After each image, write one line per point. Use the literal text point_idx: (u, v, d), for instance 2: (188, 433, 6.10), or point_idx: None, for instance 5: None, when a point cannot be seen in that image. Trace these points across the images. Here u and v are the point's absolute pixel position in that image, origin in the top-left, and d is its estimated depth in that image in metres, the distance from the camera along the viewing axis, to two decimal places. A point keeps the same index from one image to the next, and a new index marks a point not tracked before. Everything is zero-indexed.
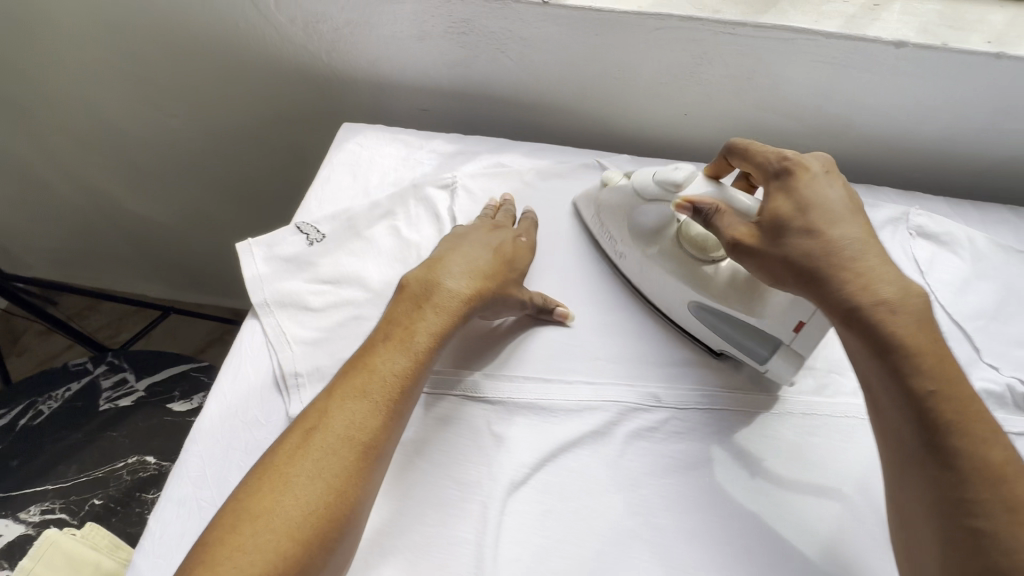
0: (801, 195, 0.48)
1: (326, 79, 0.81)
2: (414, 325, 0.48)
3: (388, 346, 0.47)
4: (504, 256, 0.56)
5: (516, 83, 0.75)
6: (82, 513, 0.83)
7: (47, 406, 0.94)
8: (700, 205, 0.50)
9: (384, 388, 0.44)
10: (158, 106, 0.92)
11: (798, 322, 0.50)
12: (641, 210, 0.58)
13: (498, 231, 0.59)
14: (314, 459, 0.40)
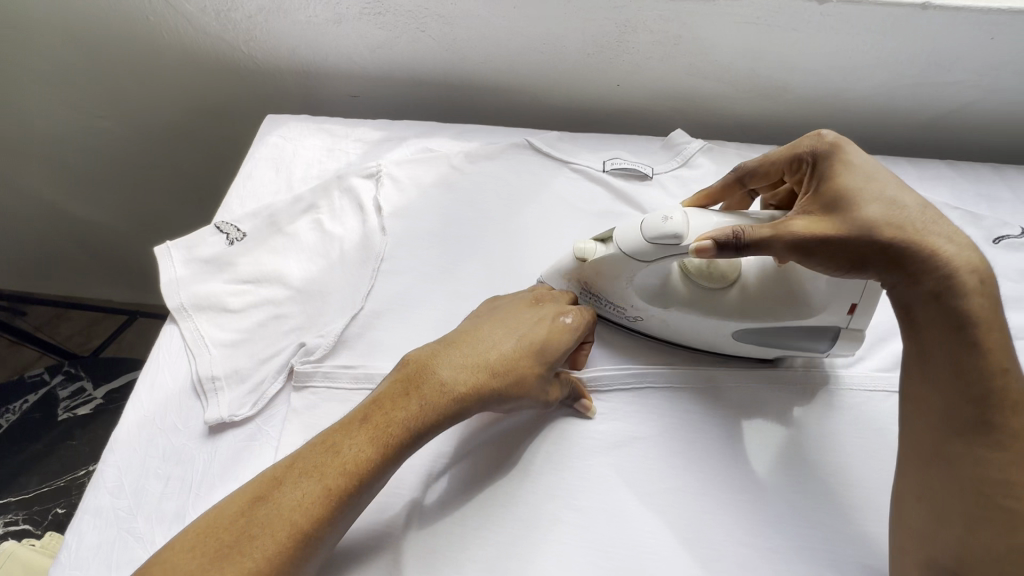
0: (858, 166, 0.43)
1: (251, 70, 0.79)
2: (397, 412, 0.42)
3: (362, 430, 0.41)
4: (530, 343, 0.48)
5: (442, 63, 0.73)
6: (45, 523, 0.84)
7: (4, 419, 0.93)
8: (724, 238, 0.42)
9: (339, 480, 0.39)
10: (86, 107, 0.90)
11: (849, 306, 0.47)
12: (639, 275, 0.49)
13: (537, 311, 0.51)
14: (297, 515, 0.37)
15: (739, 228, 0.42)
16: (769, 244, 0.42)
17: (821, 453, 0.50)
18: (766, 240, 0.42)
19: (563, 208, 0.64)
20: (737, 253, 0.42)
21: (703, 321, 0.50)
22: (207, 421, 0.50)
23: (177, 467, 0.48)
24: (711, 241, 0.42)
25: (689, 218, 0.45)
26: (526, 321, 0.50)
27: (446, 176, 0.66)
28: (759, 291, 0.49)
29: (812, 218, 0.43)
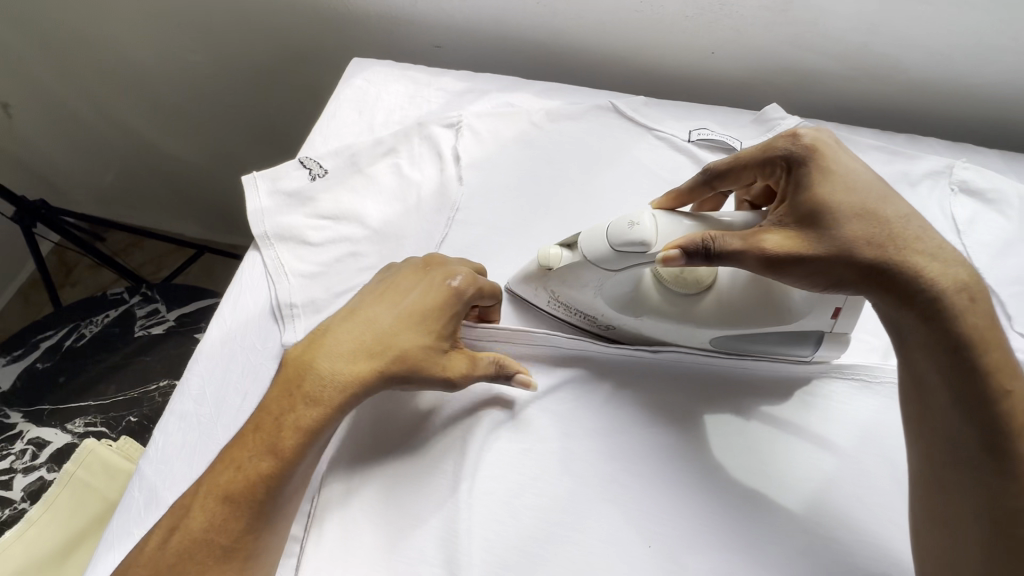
0: (840, 174, 0.41)
1: (338, 14, 0.79)
2: (282, 419, 0.42)
3: (255, 441, 0.42)
4: (405, 321, 0.46)
5: (530, 17, 0.71)
6: (120, 428, 0.92)
7: (89, 330, 1.01)
8: (692, 248, 0.41)
9: (273, 438, 0.42)
10: (175, 41, 0.92)
11: (832, 310, 0.45)
12: (610, 283, 0.48)
13: (419, 288, 0.47)
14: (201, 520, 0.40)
15: (708, 237, 0.41)
16: (740, 257, 0.40)
17: (897, 452, 0.47)
18: (740, 252, 0.40)
19: (644, 175, 0.62)
20: (707, 262, 0.41)
21: (673, 327, 0.49)
22: (283, 344, 0.52)
23: (254, 384, 0.50)
24: (679, 251, 0.41)
25: (663, 224, 0.43)
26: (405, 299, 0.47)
27: (525, 133, 0.65)
28: (736, 298, 0.48)
29: (787, 231, 0.41)
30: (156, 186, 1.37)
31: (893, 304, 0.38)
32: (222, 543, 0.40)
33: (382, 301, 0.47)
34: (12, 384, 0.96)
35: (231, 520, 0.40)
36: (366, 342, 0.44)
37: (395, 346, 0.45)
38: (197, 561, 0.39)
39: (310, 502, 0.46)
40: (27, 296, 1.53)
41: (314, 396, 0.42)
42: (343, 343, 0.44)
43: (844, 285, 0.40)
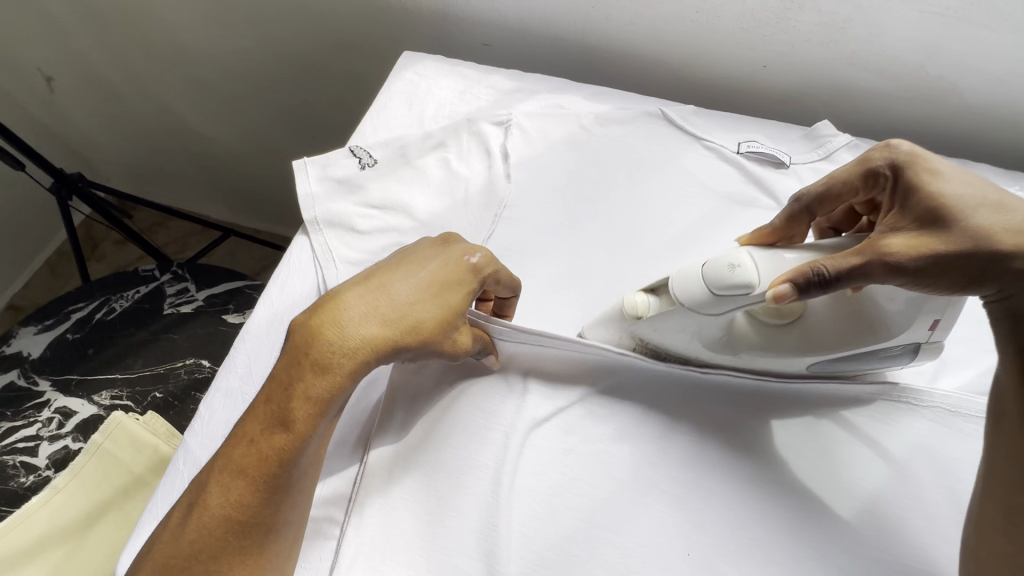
0: (952, 177, 0.41)
1: (389, 7, 0.80)
2: (296, 388, 0.40)
3: (270, 412, 0.40)
4: (429, 289, 0.44)
5: (583, 20, 0.71)
6: (145, 403, 0.93)
7: (119, 304, 1.03)
8: (804, 281, 0.40)
9: (289, 410, 0.39)
10: (223, 25, 0.93)
11: (931, 322, 0.46)
12: (705, 327, 0.47)
13: (439, 257, 0.46)
14: (218, 492, 0.39)
15: (821, 263, 0.40)
16: (864, 272, 0.39)
17: (945, 478, 0.46)
18: (872, 267, 0.39)
19: (691, 184, 0.62)
20: (822, 291, 0.40)
21: (780, 359, 0.48)
22: None
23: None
24: (790, 286, 0.41)
25: (755, 261, 0.43)
26: (427, 267, 0.45)
27: (573, 135, 0.65)
28: (831, 316, 0.48)
29: (909, 236, 0.40)
30: (189, 167, 1.39)
31: (1019, 310, 0.38)
32: (243, 516, 0.39)
33: (401, 270, 0.44)
34: (42, 353, 0.97)
35: (253, 493, 0.39)
36: (386, 304, 0.42)
37: (421, 311, 0.43)
38: (218, 535, 0.38)
39: (352, 487, 0.47)
40: (54, 268, 1.55)
41: (334, 363, 0.40)
42: (362, 308, 0.41)
43: (977, 288, 0.39)
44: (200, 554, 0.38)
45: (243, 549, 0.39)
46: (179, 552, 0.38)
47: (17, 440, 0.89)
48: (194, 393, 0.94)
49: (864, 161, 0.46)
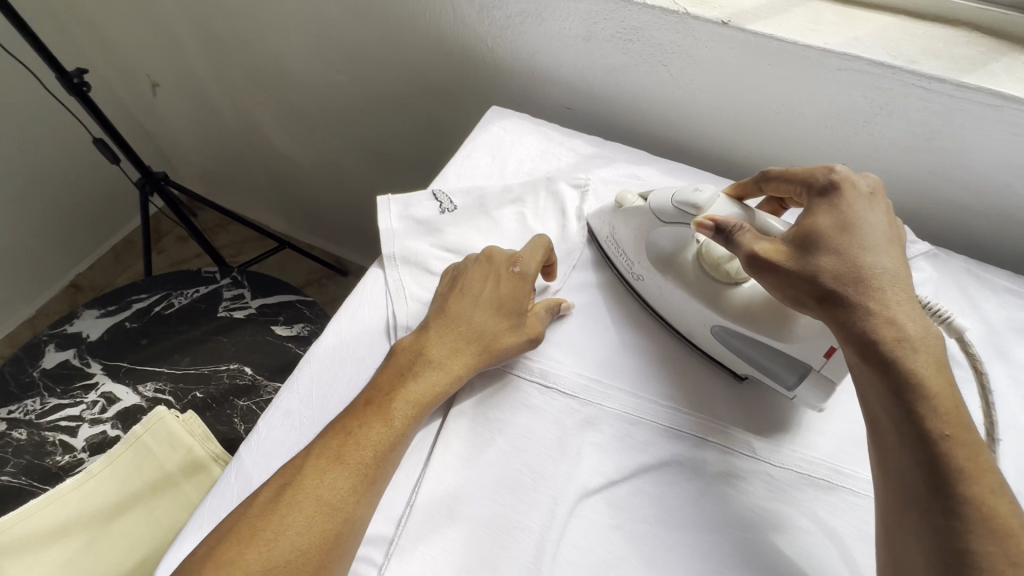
0: (845, 213, 0.47)
1: (482, 65, 0.85)
2: (396, 394, 0.48)
3: (371, 413, 0.47)
4: (495, 309, 0.53)
5: (668, 98, 0.74)
6: (184, 401, 0.94)
7: (178, 301, 1.07)
8: (722, 224, 0.49)
9: (389, 411, 0.47)
10: (326, 61, 1.01)
11: (826, 348, 0.47)
12: (657, 233, 0.56)
13: (493, 277, 0.55)
14: (314, 477, 0.43)
15: (735, 225, 0.49)
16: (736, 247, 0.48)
17: None
18: (739, 244, 0.48)
19: None
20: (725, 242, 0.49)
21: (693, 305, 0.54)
22: None
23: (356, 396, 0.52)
24: (712, 224, 0.50)
25: (719, 200, 0.52)
26: (490, 289, 0.54)
27: None
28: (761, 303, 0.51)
29: (779, 245, 0.47)
30: (261, 178, 1.48)
31: (839, 328, 0.43)
32: (333, 498, 0.42)
33: (468, 290, 0.54)
34: (99, 336, 1.01)
35: (348, 478, 0.43)
36: (463, 323, 0.52)
37: (494, 327, 0.52)
38: (308, 518, 0.41)
39: (395, 528, 0.46)
40: (119, 255, 1.64)
41: (429, 370, 0.50)
42: (445, 328, 0.52)
43: (803, 305, 0.45)
44: (281, 536, 0.41)
45: (326, 538, 0.41)
46: (269, 532, 0.41)
47: (60, 418, 0.92)
48: (231, 397, 0.95)
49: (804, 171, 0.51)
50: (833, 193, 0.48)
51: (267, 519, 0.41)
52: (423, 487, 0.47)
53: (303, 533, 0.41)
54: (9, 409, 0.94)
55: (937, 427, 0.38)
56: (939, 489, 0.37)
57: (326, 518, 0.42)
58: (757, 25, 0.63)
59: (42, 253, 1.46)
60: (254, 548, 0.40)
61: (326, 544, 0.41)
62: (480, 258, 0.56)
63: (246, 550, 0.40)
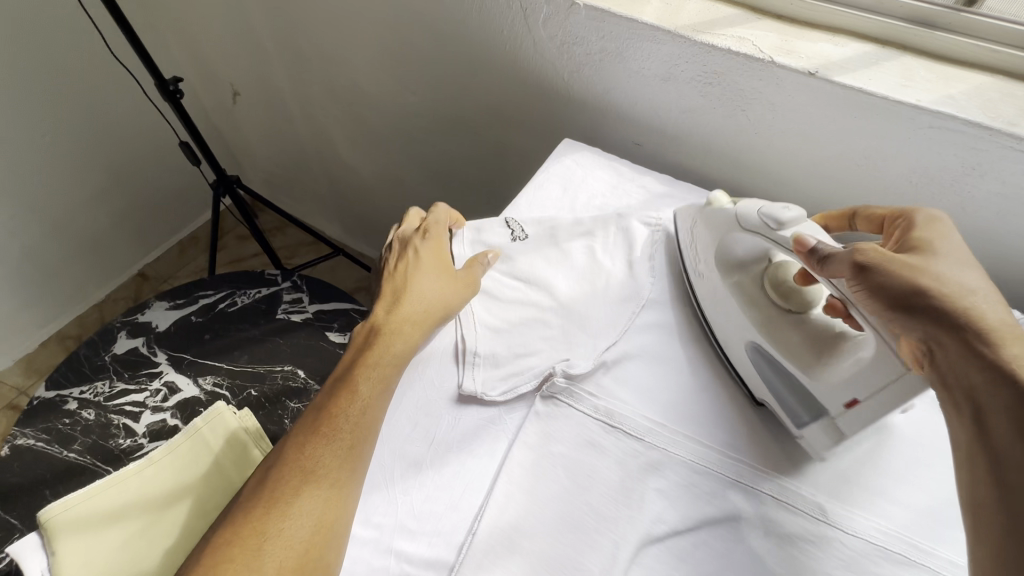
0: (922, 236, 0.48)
1: (556, 97, 0.87)
2: (365, 365, 0.53)
3: (347, 387, 0.51)
4: (426, 271, 0.61)
5: (744, 143, 0.74)
6: (239, 398, 0.98)
7: (241, 299, 1.12)
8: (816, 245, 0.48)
9: (365, 383, 0.52)
10: (402, 83, 1.05)
11: (850, 399, 0.47)
12: (734, 238, 0.57)
13: (416, 251, 0.64)
14: (305, 456, 0.47)
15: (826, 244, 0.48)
16: (836, 257, 0.46)
17: None
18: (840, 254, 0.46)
19: None
20: (819, 259, 0.47)
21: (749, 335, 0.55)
22: (460, 388, 0.54)
23: (424, 418, 0.53)
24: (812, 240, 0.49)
25: (803, 223, 0.51)
26: (419, 259, 0.63)
27: None
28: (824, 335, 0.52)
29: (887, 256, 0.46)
30: (322, 186, 1.54)
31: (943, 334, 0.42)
32: (324, 467, 0.46)
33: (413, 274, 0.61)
34: (167, 328, 1.07)
35: (336, 453, 0.47)
36: (406, 297, 0.58)
37: (426, 285, 0.59)
38: (306, 490, 0.45)
39: (456, 555, 0.46)
40: (184, 249, 1.73)
41: (390, 341, 0.55)
42: (387, 304, 0.59)
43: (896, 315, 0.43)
44: (285, 512, 0.43)
45: (328, 502, 0.44)
46: (272, 511, 0.43)
47: (125, 403, 0.97)
48: (283, 398, 0.97)
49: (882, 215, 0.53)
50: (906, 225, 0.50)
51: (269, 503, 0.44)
52: (485, 517, 0.47)
53: (308, 513, 0.43)
54: (81, 389, 0.99)
55: None
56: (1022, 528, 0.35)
57: (327, 495, 0.45)
58: (847, 77, 0.62)
59: (117, 242, 1.56)
60: (259, 530, 0.42)
61: (330, 519, 0.44)
62: (407, 242, 0.66)
63: (249, 538, 0.42)
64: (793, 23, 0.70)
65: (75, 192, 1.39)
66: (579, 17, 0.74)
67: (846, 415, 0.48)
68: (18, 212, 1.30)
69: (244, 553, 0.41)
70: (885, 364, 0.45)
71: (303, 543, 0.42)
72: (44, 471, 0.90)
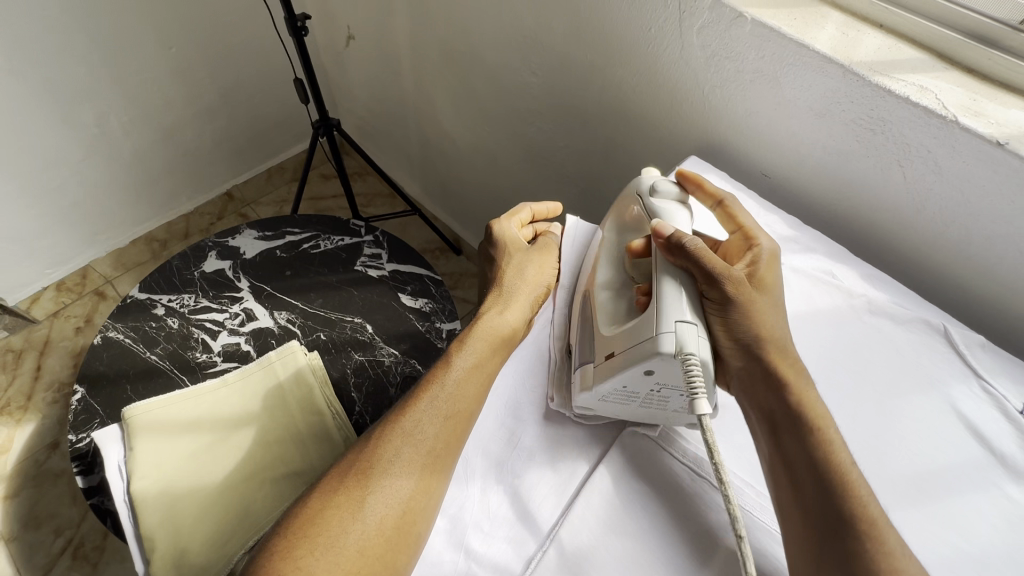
0: (765, 260, 0.59)
1: (687, 112, 0.82)
2: (469, 347, 0.56)
3: (451, 366, 0.55)
4: (523, 265, 0.64)
5: (890, 201, 0.68)
6: (309, 338, 1.01)
7: (324, 243, 1.15)
8: (672, 236, 0.56)
9: (470, 364, 0.55)
10: (524, 60, 1.02)
11: (607, 351, 0.53)
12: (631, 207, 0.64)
13: (505, 246, 0.66)
14: (407, 423, 0.51)
15: (688, 238, 0.55)
16: (694, 259, 0.54)
17: None
18: (694, 255, 0.54)
19: (952, 423, 0.57)
20: (672, 248, 0.55)
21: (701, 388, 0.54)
22: (548, 398, 0.57)
23: (511, 419, 0.56)
24: (670, 231, 0.56)
25: (672, 204, 0.61)
26: (513, 254, 0.65)
27: (838, 309, 0.65)
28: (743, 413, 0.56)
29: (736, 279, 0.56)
30: (413, 143, 1.54)
31: (754, 364, 0.55)
32: (424, 438, 0.50)
33: (506, 272, 0.64)
34: (253, 257, 1.11)
35: (433, 423, 0.51)
36: (501, 294, 0.62)
37: (528, 275, 0.64)
38: (408, 455, 0.50)
39: (523, 568, 0.47)
40: (270, 176, 1.78)
41: (493, 329, 0.58)
42: (492, 293, 0.62)
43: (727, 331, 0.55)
44: (389, 471, 0.49)
45: (424, 471, 0.49)
46: (378, 467, 0.49)
47: (206, 319, 1.02)
48: (348, 348, 1.00)
49: (749, 230, 0.62)
50: (756, 246, 0.61)
51: (377, 458, 0.50)
52: (559, 536, 0.48)
53: (408, 475, 0.49)
54: (169, 298, 1.05)
55: (841, 481, 0.48)
56: (833, 549, 0.45)
57: (425, 462, 0.49)
58: None
59: (214, 159, 1.62)
60: (367, 479, 0.48)
61: (427, 486, 0.48)
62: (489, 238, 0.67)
63: (358, 483, 0.48)
64: (983, 81, 0.63)
65: (187, 105, 1.45)
66: (740, 29, 0.69)
67: (597, 371, 0.52)
68: (134, 115, 1.37)
69: (352, 501, 0.47)
70: (643, 328, 0.51)
71: (400, 502, 0.47)
72: (127, 366, 0.96)
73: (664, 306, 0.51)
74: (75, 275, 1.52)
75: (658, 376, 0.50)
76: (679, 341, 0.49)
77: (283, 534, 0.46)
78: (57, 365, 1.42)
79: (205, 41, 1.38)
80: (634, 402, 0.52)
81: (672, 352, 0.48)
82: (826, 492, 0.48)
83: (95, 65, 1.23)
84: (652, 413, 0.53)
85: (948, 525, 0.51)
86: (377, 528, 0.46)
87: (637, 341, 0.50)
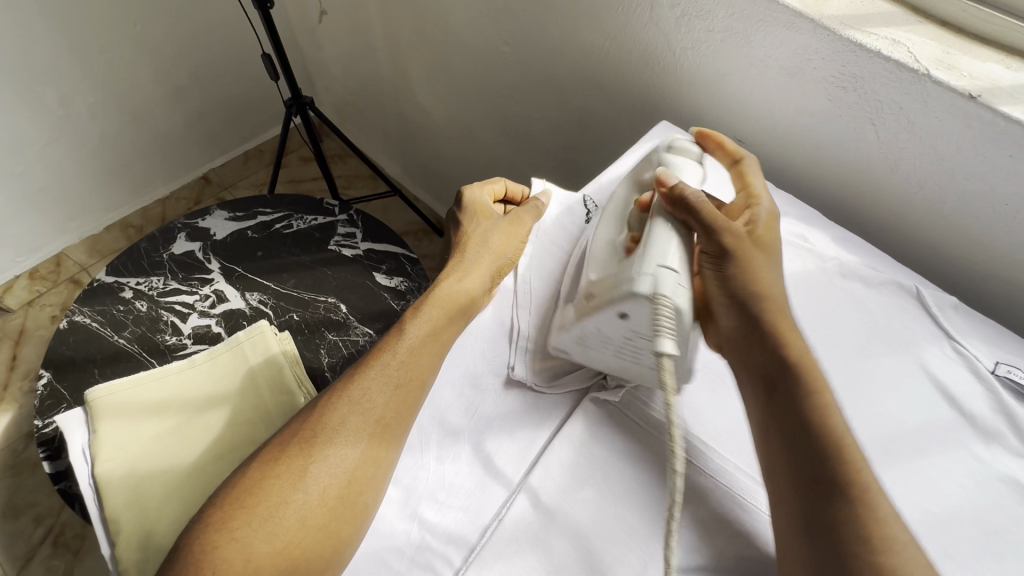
0: (766, 217, 0.58)
1: (659, 76, 0.80)
2: (422, 314, 0.55)
3: (402, 333, 0.53)
4: (489, 234, 0.62)
5: (863, 162, 0.66)
6: (281, 319, 0.99)
7: (297, 223, 1.12)
8: (675, 185, 0.56)
9: (423, 333, 0.53)
10: (496, 29, 0.99)
11: (590, 293, 0.52)
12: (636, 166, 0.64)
13: (472, 215, 0.64)
14: (356, 392, 0.50)
15: (689, 188, 0.55)
16: (695, 205, 0.54)
17: None
18: (695, 202, 0.54)
19: (921, 384, 0.56)
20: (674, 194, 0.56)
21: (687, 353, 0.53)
22: (510, 366, 0.56)
23: (471, 390, 0.55)
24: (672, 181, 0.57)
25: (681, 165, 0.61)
26: (481, 224, 0.63)
27: (810, 273, 0.64)
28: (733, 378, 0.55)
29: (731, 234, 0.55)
30: (391, 122, 1.51)
31: (743, 324, 0.54)
32: (372, 406, 0.49)
33: (470, 240, 0.61)
34: (224, 238, 1.09)
35: (382, 391, 0.50)
36: (462, 263, 0.59)
37: (494, 244, 0.61)
38: (355, 424, 0.48)
39: (479, 537, 0.46)
40: (248, 160, 1.74)
41: (450, 295, 0.56)
42: (455, 262, 0.60)
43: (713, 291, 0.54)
44: (334, 441, 0.47)
45: (371, 440, 0.47)
46: (323, 436, 0.47)
47: (175, 302, 1.00)
48: (322, 329, 0.98)
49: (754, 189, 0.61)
50: (757, 204, 0.60)
51: (323, 427, 0.48)
52: (514, 505, 0.47)
53: (354, 444, 0.47)
54: (137, 280, 1.03)
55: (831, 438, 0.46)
56: (821, 500, 0.44)
57: (373, 430, 0.48)
58: (1015, 107, 0.53)
59: (188, 142, 1.58)
60: (311, 448, 0.47)
61: (376, 455, 0.47)
62: (456, 206, 0.65)
63: (301, 453, 0.47)
64: (958, 34, 0.60)
65: (156, 86, 1.41)
66: None
67: (580, 313, 0.52)
68: (100, 96, 1.33)
69: (293, 471, 0.46)
70: (625, 271, 0.50)
71: (347, 471, 0.46)
72: (95, 350, 0.94)
73: (650, 249, 0.50)
74: (48, 263, 1.49)
75: (631, 321, 0.48)
76: (656, 284, 0.47)
77: (221, 506, 0.45)
78: (33, 354, 1.39)
79: (171, 17, 1.33)
80: (608, 350, 0.51)
81: (647, 292, 0.47)
82: (809, 439, 0.47)
83: (55, 43, 1.19)
84: (624, 365, 0.52)
85: (915, 486, 0.50)
86: (320, 498, 0.45)
87: (620, 282, 0.49)
